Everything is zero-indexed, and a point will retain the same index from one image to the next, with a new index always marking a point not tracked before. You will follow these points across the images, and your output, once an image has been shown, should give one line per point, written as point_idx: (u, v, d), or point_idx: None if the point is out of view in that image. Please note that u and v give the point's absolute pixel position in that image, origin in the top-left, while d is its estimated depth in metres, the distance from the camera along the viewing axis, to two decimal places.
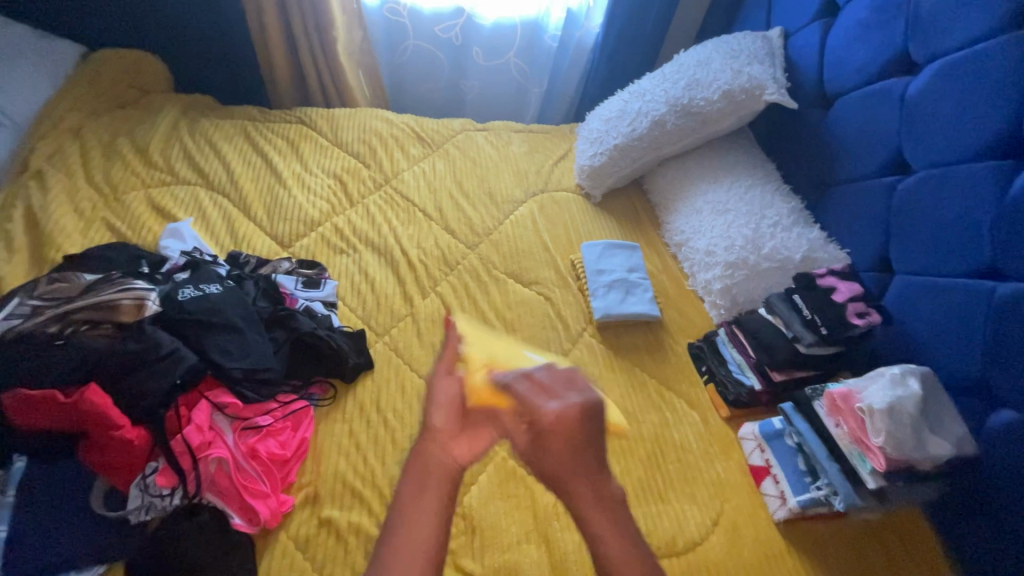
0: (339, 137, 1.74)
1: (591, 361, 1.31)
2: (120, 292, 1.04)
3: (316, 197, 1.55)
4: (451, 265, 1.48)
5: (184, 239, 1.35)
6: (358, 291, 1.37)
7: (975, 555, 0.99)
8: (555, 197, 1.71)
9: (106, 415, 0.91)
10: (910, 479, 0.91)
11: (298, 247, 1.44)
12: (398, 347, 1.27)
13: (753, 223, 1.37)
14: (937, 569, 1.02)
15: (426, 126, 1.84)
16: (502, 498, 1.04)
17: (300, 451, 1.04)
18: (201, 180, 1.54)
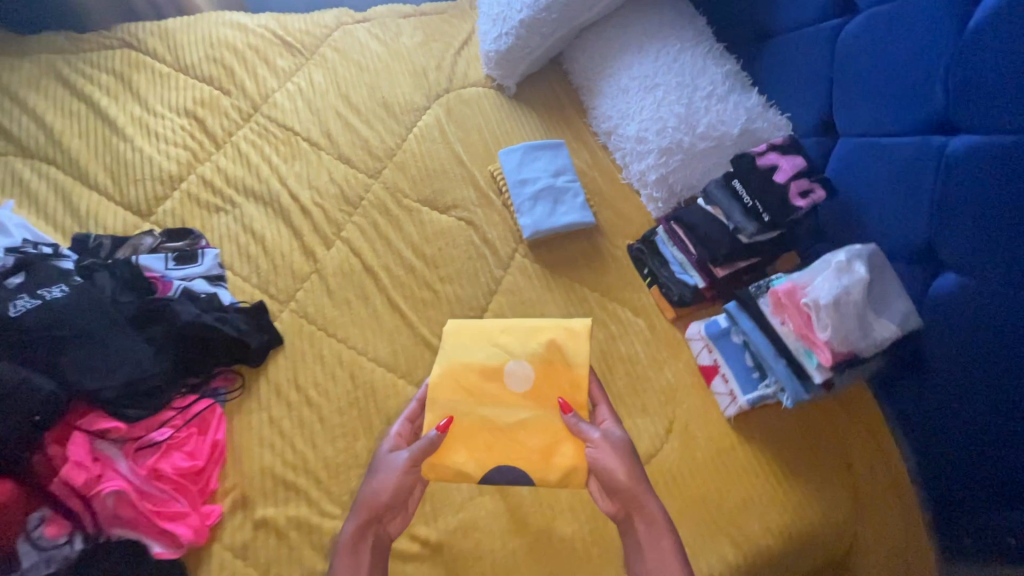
0: (181, 58, 1.39)
1: (526, 286, 1.20)
2: None
3: (169, 145, 1.26)
4: (353, 202, 1.27)
5: (7, 229, 1.06)
6: (247, 254, 1.17)
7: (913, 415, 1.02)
8: (463, 96, 1.45)
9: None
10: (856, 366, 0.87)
11: (160, 212, 1.19)
12: (308, 312, 1.12)
13: (685, 97, 1.20)
14: (881, 438, 1.05)
15: (292, 28, 1.49)
16: None
17: (215, 455, 0.94)
18: (13, 147, 1.22)
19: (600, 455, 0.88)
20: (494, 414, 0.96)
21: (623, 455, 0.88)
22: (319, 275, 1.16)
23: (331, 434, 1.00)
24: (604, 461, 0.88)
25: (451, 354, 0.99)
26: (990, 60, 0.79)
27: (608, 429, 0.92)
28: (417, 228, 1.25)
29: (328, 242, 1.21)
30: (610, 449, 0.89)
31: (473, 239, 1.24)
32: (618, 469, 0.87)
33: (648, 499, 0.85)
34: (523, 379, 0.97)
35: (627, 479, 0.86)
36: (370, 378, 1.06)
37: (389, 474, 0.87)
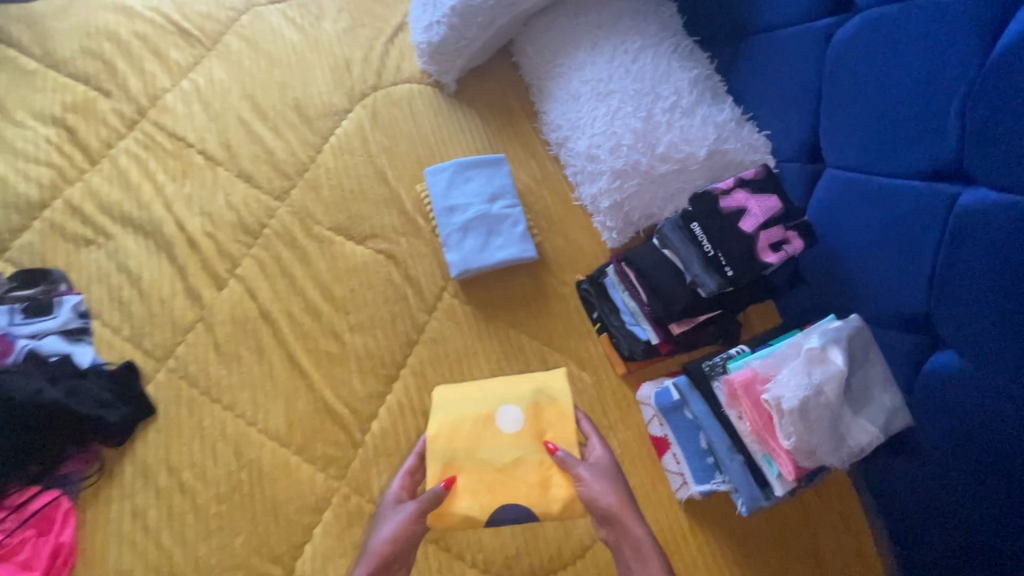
0: (50, 51, 1.16)
1: (453, 334, 1.02)
2: None
3: (32, 164, 1.07)
4: (252, 230, 1.08)
5: None
6: (119, 300, 0.99)
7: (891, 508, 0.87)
8: (392, 94, 1.23)
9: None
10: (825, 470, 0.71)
11: (18, 248, 1.01)
12: (189, 372, 0.95)
13: (644, 108, 0.99)
14: (861, 529, 0.90)
15: (188, 9, 1.25)
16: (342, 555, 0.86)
17: (60, 560, 0.82)
18: None
19: (589, 490, 0.79)
20: (494, 458, 0.84)
21: (608, 480, 0.80)
22: (205, 324, 0.99)
23: (206, 528, 0.86)
24: (585, 486, 0.80)
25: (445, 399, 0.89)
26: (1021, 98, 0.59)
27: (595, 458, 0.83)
28: (327, 263, 1.06)
29: (219, 282, 1.02)
30: (597, 480, 0.80)
31: (393, 277, 1.05)
32: (598, 494, 0.78)
33: (632, 523, 0.75)
34: (514, 422, 0.86)
35: (608, 506, 0.77)
36: (257, 456, 0.90)
37: (395, 527, 0.77)
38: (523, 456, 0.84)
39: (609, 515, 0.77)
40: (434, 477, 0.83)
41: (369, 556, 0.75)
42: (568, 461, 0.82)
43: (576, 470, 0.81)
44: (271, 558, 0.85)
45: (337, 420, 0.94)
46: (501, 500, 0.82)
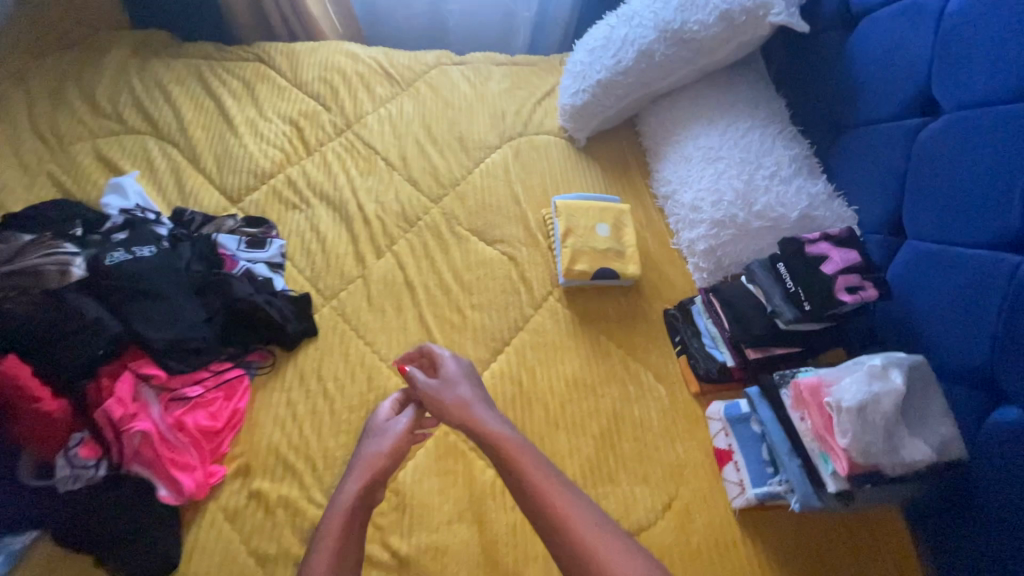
0: (298, 76, 1.59)
1: (552, 328, 1.21)
2: (44, 258, 1.04)
3: (268, 145, 1.44)
4: (411, 221, 1.36)
5: (127, 195, 1.28)
6: (307, 250, 1.28)
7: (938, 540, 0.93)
8: (534, 141, 1.54)
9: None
10: (876, 481, 0.80)
11: (247, 201, 1.35)
12: (346, 313, 1.20)
13: (746, 173, 1.19)
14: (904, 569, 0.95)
15: (396, 62, 1.66)
16: (437, 476, 1.00)
17: (232, 422, 1.02)
18: (150, 128, 1.45)
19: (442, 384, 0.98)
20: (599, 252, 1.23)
21: (457, 385, 0.98)
22: (364, 280, 1.25)
23: (336, 429, 1.05)
24: (443, 391, 0.97)
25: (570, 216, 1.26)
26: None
27: (450, 367, 1.01)
28: (461, 254, 1.31)
29: (380, 253, 1.30)
30: (447, 384, 0.98)
31: (512, 275, 1.28)
32: (456, 391, 0.97)
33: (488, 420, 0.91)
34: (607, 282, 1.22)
35: (455, 408, 0.94)
36: (384, 384, 1.11)
37: (386, 448, 0.93)
38: (615, 246, 1.24)
39: (465, 412, 0.93)
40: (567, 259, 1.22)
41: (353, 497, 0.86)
42: (417, 378, 1.00)
43: (421, 377, 1.00)
44: None
45: None
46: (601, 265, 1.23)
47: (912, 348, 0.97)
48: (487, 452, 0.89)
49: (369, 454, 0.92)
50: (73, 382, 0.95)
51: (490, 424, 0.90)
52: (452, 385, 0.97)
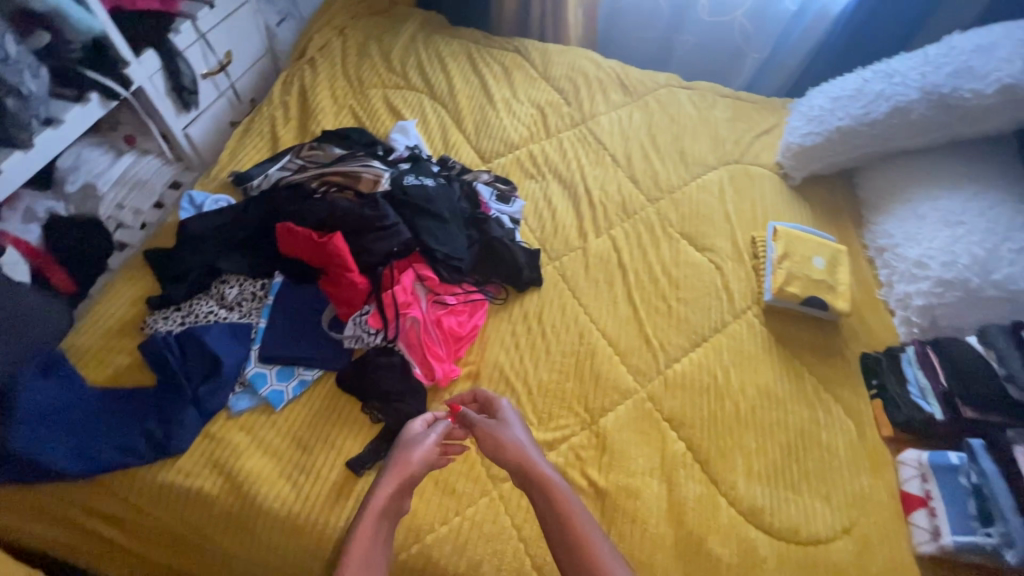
0: (547, 71, 1.81)
1: (749, 339, 1.28)
2: (364, 168, 1.32)
3: (517, 122, 1.66)
4: (629, 212, 1.51)
5: (409, 136, 1.54)
6: (539, 215, 1.46)
7: None
8: (749, 170, 1.63)
9: (319, 244, 1.17)
10: None
11: (495, 163, 1.57)
12: (566, 275, 1.36)
13: (990, 243, 1.19)
14: None
15: (632, 75, 1.84)
16: (634, 432, 1.11)
17: (471, 335, 1.20)
18: (426, 89, 1.73)
19: (499, 424, 0.99)
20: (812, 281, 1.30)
21: (513, 427, 0.99)
22: (583, 252, 1.41)
23: (550, 366, 1.19)
24: (500, 429, 0.98)
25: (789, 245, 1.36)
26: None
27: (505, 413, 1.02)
28: (671, 252, 1.43)
29: (599, 233, 1.45)
30: (501, 426, 0.99)
31: (717, 282, 1.37)
32: (515, 431, 0.98)
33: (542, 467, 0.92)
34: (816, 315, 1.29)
35: (512, 447, 0.95)
36: (594, 342, 1.24)
37: (418, 460, 0.93)
38: (828, 280, 1.30)
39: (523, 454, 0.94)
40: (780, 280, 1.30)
41: (380, 504, 0.88)
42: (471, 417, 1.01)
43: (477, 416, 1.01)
44: (584, 407, 1.14)
45: (653, 350, 1.24)
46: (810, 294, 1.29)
47: None
48: (534, 491, 0.90)
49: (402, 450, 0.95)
50: (373, 266, 1.18)
51: (550, 470, 0.92)
52: (510, 425, 0.99)
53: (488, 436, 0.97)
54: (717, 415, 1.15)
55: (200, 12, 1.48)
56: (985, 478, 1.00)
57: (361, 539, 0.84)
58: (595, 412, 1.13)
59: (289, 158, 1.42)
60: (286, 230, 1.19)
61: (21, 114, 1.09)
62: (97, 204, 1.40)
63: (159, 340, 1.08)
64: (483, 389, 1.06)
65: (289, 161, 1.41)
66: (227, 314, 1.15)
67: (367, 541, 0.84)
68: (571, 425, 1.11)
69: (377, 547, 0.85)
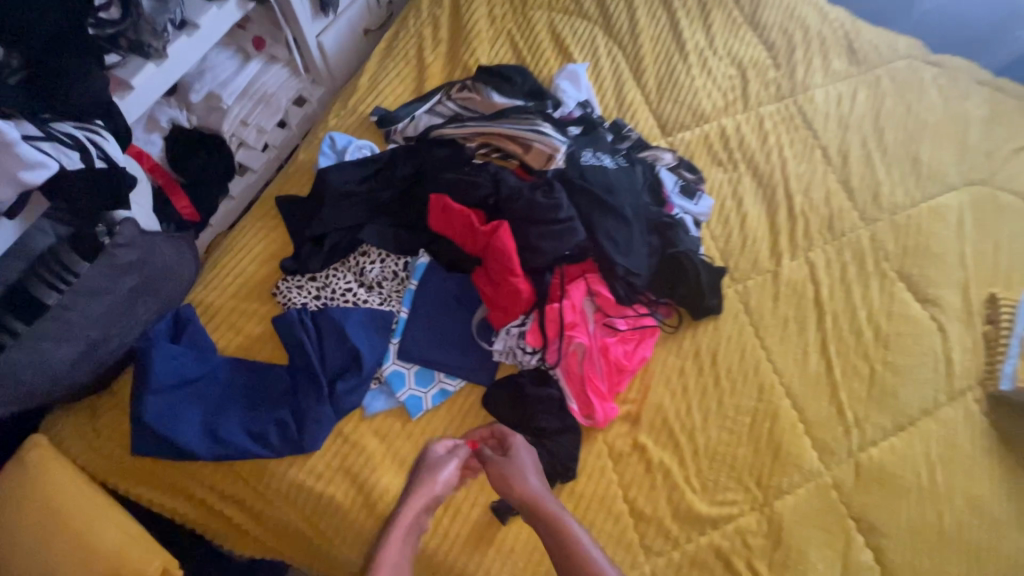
0: (756, 15, 1.40)
1: (964, 433, 1.05)
2: (535, 133, 1.06)
3: (711, 85, 1.31)
4: (836, 233, 1.21)
5: (580, 87, 1.24)
6: (725, 220, 1.19)
7: None
8: (1000, 199, 1.26)
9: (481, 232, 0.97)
10: None
11: (678, 139, 1.26)
12: (750, 307, 1.12)
13: None
14: None
15: (864, 37, 1.40)
16: (815, 527, 0.95)
17: (636, 369, 1.01)
18: (601, 19, 1.37)
19: (513, 467, 0.87)
20: None
21: (531, 472, 0.87)
22: (773, 278, 1.15)
23: (722, 422, 1.01)
24: (513, 476, 0.86)
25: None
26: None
27: (519, 450, 0.89)
28: (881, 297, 1.15)
29: (794, 254, 1.18)
30: (517, 472, 0.86)
31: (936, 350, 1.11)
32: (528, 479, 0.86)
33: (563, 524, 0.83)
34: None
35: (522, 500, 0.84)
36: (776, 402, 1.04)
37: (440, 486, 0.85)
38: None
39: (534, 509, 0.84)
40: None
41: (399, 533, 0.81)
42: (486, 456, 0.89)
43: (490, 455, 0.89)
44: (757, 482, 0.97)
45: (845, 426, 1.03)
46: None
47: None
48: (557, 553, 0.81)
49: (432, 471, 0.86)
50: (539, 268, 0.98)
51: (574, 531, 0.82)
52: (526, 470, 0.86)
53: (502, 484, 0.85)
54: (914, 525, 0.96)
55: None
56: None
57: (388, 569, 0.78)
58: (768, 491, 0.97)
59: (439, 99, 1.17)
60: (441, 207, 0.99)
61: (156, 17, 0.90)
62: (222, 118, 1.21)
63: (294, 318, 0.95)
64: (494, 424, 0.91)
65: (440, 103, 1.17)
66: (366, 296, 1.00)
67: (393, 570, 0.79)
68: (739, 501, 0.96)
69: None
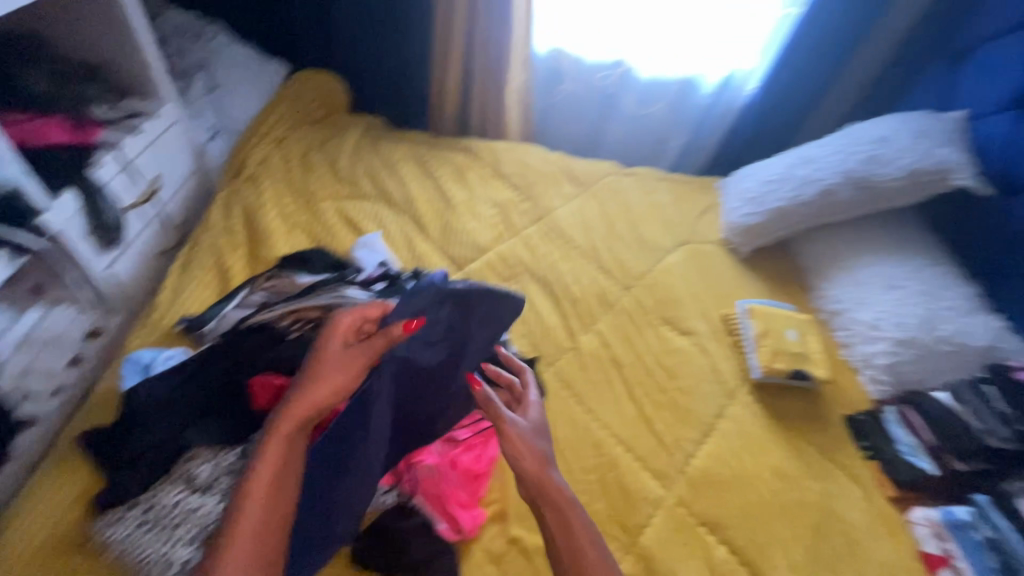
0: (499, 169, 1.83)
1: (750, 421, 1.32)
2: (342, 298, 1.20)
3: (481, 224, 1.65)
4: (609, 303, 1.53)
5: (376, 250, 1.48)
6: (525, 321, 1.44)
7: None
8: (703, 249, 1.73)
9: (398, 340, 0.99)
10: None
11: (469, 270, 1.54)
12: (567, 382, 1.32)
13: (928, 304, 1.34)
14: None
15: (577, 167, 1.91)
16: (677, 545, 1.08)
17: (490, 470, 1.10)
18: (381, 197, 1.67)
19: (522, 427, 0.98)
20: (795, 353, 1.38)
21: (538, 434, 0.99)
22: (576, 352, 1.39)
23: (576, 487, 1.13)
24: (525, 440, 0.96)
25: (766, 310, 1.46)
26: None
27: (530, 413, 1.02)
28: (655, 340, 1.46)
29: (585, 329, 1.45)
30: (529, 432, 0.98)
31: (706, 366, 1.42)
32: (540, 446, 0.97)
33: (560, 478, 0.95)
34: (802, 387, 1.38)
35: (536, 459, 0.94)
36: (612, 452, 1.20)
37: (335, 373, 0.95)
38: (806, 350, 1.40)
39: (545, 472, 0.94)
40: (766, 358, 1.38)
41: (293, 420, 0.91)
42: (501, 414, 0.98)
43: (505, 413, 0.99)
44: (621, 527, 1.09)
45: (668, 450, 1.23)
46: (793, 367, 1.37)
47: None
48: (546, 503, 0.90)
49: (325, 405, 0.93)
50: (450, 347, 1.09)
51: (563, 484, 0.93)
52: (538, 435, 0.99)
53: (515, 445, 0.95)
54: (742, 505, 1.16)
55: (125, 140, 1.32)
56: (998, 531, 1.08)
57: (274, 458, 0.88)
58: (632, 532, 1.09)
59: (246, 292, 1.26)
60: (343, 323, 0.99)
61: None
62: None
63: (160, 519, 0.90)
64: (530, 390, 1.06)
65: (246, 296, 1.26)
66: (200, 500, 0.94)
67: (277, 460, 0.88)
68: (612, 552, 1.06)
69: (288, 470, 0.88)
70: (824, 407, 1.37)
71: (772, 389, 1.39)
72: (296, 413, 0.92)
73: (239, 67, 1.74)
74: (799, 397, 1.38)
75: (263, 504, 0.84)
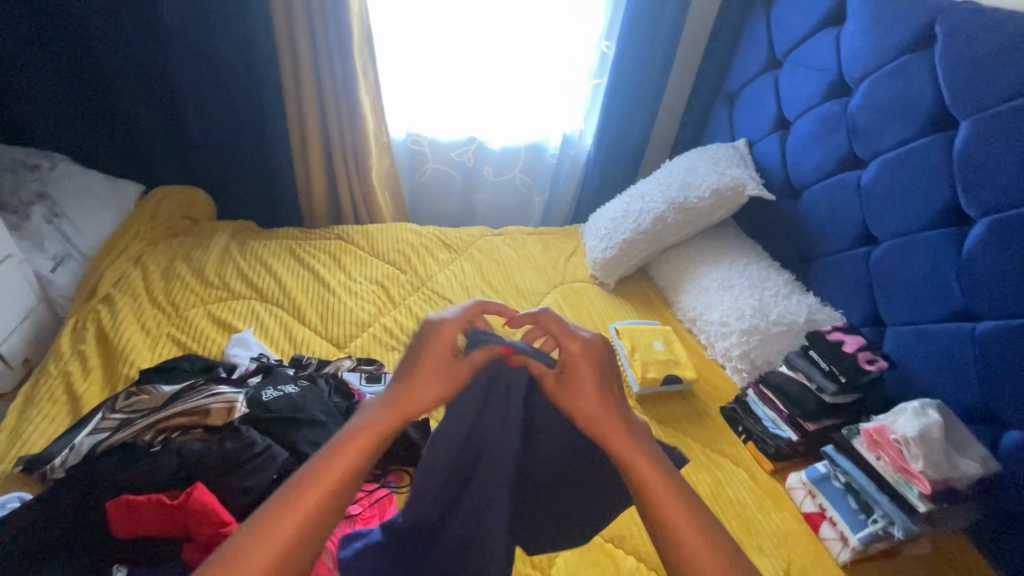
0: (374, 249, 1.90)
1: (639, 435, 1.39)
2: (211, 397, 1.16)
3: (363, 300, 1.68)
4: None
5: (250, 345, 1.45)
6: None
7: (990, 545, 1.15)
8: (574, 287, 1.86)
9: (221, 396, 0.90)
10: (951, 496, 1.10)
11: (354, 346, 1.55)
12: None
13: (757, 294, 1.55)
14: None
15: (450, 234, 2.01)
16: (587, 567, 1.09)
17: None
18: (255, 293, 1.66)
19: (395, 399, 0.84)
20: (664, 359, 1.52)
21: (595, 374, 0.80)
22: None
23: None
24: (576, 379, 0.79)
25: (632, 327, 1.62)
26: (991, 263, 1.13)
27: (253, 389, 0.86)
28: None
29: None
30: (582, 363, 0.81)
31: None
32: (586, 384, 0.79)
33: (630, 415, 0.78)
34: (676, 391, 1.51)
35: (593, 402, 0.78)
36: None
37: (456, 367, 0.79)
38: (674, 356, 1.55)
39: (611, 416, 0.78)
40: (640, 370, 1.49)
41: (365, 431, 0.72)
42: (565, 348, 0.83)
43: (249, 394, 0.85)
44: (531, 563, 1.09)
45: None
46: (665, 372, 1.50)
47: (920, 393, 1.29)
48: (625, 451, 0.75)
49: (442, 379, 0.78)
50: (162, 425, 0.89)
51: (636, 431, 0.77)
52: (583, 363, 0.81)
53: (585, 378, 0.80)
54: (637, 511, 1.20)
55: None
56: (848, 475, 1.21)
57: (332, 476, 0.67)
58: (543, 564, 1.09)
59: (100, 416, 1.17)
60: (448, 332, 0.79)
61: None
62: None
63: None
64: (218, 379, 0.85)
65: (101, 420, 1.16)
66: None
67: (330, 484, 0.66)
68: None
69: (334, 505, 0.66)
70: (700, 404, 1.50)
71: (654, 398, 1.49)
72: (365, 432, 0.71)
73: (82, 189, 1.71)
74: (678, 400, 1.50)
75: (289, 540, 0.62)
